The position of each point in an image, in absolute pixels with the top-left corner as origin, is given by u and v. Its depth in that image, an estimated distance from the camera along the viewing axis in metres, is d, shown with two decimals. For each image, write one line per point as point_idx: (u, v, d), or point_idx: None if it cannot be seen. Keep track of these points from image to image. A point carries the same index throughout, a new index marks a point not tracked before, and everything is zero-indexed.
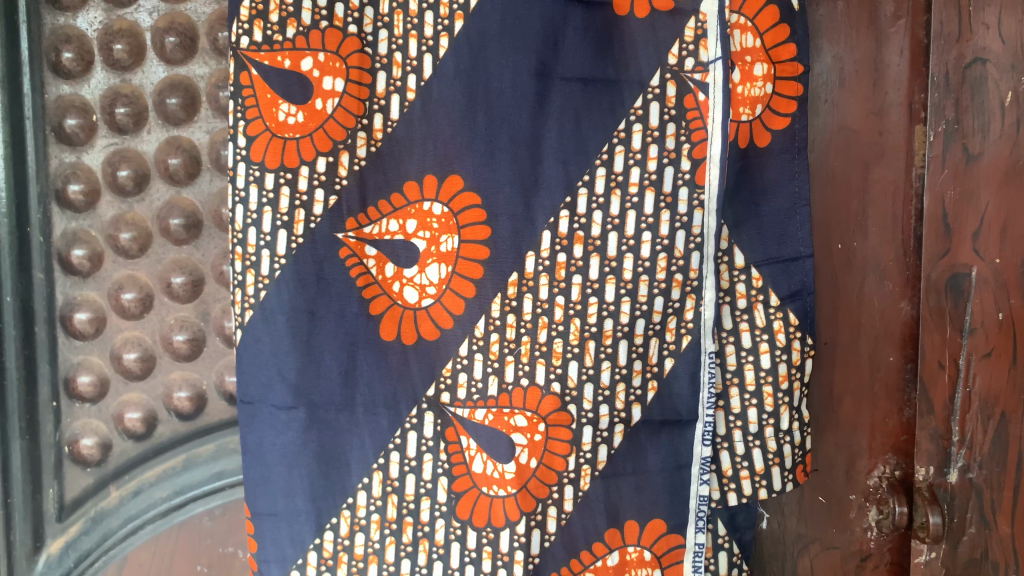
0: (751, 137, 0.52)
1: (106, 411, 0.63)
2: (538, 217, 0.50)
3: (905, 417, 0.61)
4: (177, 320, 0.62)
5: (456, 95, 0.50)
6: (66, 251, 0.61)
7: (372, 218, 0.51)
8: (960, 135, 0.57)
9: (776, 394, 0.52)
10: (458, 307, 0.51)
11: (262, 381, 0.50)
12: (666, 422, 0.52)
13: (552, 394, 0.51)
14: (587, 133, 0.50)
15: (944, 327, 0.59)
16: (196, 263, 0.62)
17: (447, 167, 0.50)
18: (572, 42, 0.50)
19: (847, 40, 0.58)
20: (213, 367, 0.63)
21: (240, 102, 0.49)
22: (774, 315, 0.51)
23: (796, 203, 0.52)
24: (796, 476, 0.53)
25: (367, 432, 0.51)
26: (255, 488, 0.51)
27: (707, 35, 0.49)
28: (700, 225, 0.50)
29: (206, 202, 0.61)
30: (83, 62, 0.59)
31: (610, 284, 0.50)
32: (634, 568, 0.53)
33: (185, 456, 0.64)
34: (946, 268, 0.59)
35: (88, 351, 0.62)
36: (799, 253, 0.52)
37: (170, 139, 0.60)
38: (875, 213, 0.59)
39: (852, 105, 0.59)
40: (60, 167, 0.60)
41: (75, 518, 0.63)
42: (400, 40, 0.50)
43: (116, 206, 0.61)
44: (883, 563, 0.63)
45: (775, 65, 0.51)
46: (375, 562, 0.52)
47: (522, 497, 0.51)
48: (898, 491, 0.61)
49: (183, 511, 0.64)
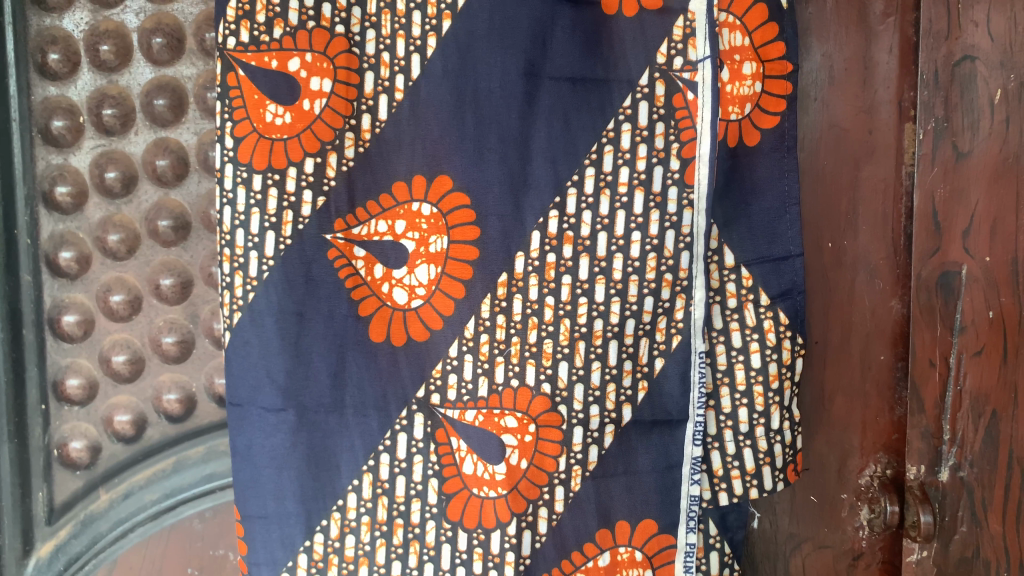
0: (740, 135, 0.52)
1: (95, 414, 0.63)
2: (527, 217, 0.50)
3: (896, 416, 0.61)
4: (166, 322, 0.62)
5: (444, 95, 0.50)
6: (53, 254, 0.60)
7: (360, 219, 0.50)
8: (949, 133, 0.57)
9: (767, 394, 0.52)
10: (447, 308, 0.51)
11: (250, 384, 0.50)
12: (656, 422, 0.51)
13: (542, 395, 0.50)
14: (576, 132, 0.50)
15: (934, 326, 0.58)
16: (185, 265, 0.62)
17: (435, 167, 0.50)
18: (560, 41, 0.50)
19: (837, 38, 0.59)
20: (202, 369, 0.63)
21: (227, 103, 0.48)
22: (764, 314, 0.51)
23: (786, 202, 0.52)
24: (788, 475, 0.53)
25: (357, 434, 0.51)
26: (244, 491, 0.51)
27: (695, 34, 0.49)
28: (690, 224, 0.50)
29: (195, 204, 0.61)
30: (69, 63, 0.59)
31: (599, 284, 0.50)
32: (626, 568, 0.53)
33: (175, 458, 0.63)
34: (936, 266, 0.58)
35: (76, 354, 0.62)
36: (789, 252, 0.52)
37: (158, 140, 0.60)
38: (866, 212, 0.60)
39: (842, 103, 0.59)
40: (47, 169, 0.59)
41: (64, 522, 0.62)
42: (387, 40, 0.50)
43: (103, 208, 0.60)
44: (875, 562, 0.63)
45: (764, 64, 0.51)
46: (365, 563, 0.52)
47: (513, 497, 0.51)
48: (889, 490, 0.61)
49: (173, 514, 0.64)
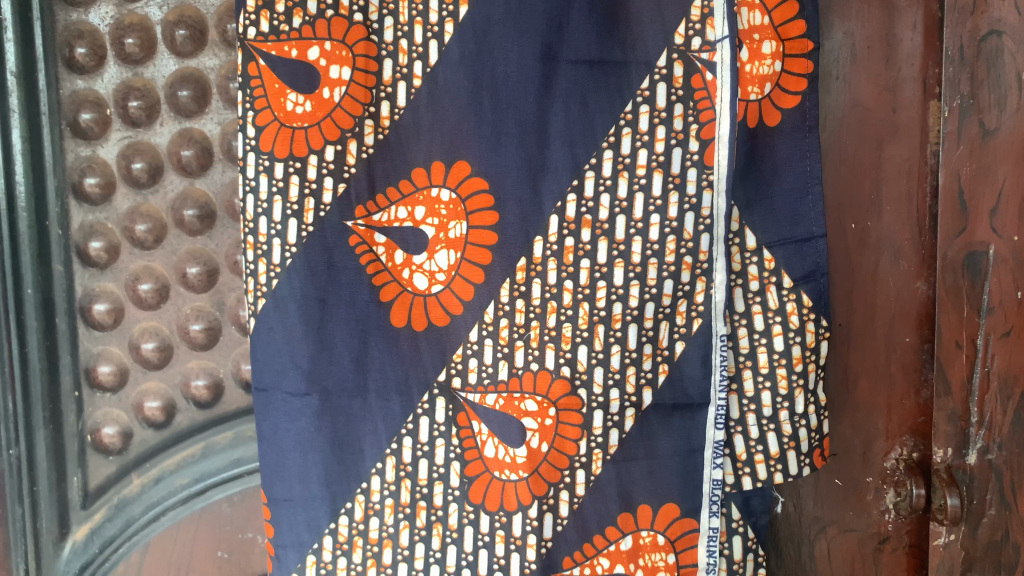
0: (760, 116, 0.51)
1: (126, 401, 0.64)
2: (545, 201, 0.50)
3: (922, 399, 0.61)
4: (193, 310, 0.63)
5: (461, 81, 0.50)
6: (83, 244, 0.61)
7: (381, 206, 0.51)
8: (975, 110, 0.57)
9: (791, 376, 0.51)
10: (467, 293, 0.51)
11: (275, 368, 0.51)
12: (677, 406, 0.51)
13: (562, 378, 0.51)
14: (594, 115, 0.50)
15: (961, 308, 0.59)
16: (210, 253, 0.63)
17: (454, 153, 0.50)
18: (577, 24, 0.50)
19: (859, 16, 0.58)
20: (229, 356, 0.64)
21: (248, 93, 0.49)
22: (787, 297, 0.51)
23: (807, 182, 0.51)
24: (814, 460, 0.52)
25: (380, 418, 0.52)
26: (270, 474, 0.52)
27: (713, 14, 0.49)
28: (710, 206, 0.49)
29: (219, 193, 0.62)
30: (95, 57, 0.59)
31: (618, 267, 0.50)
32: (648, 553, 0.52)
33: (204, 443, 0.65)
34: (963, 247, 0.58)
35: (107, 342, 0.63)
36: (812, 233, 0.51)
37: (183, 131, 0.61)
38: (889, 192, 0.59)
39: (865, 82, 0.58)
40: (76, 160, 0.61)
41: (99, 505, 0.64)
42: (405, 27, 0.50)
43: (131, 198, 0.62)
44: (901, 545, 0.63)
45: (784, 43, 0.50)
46: (389, 546, 0.52)
47: (534, 481, 0.51)
48: (916, 473, 0.61)
49: (203, 498, 0.65)
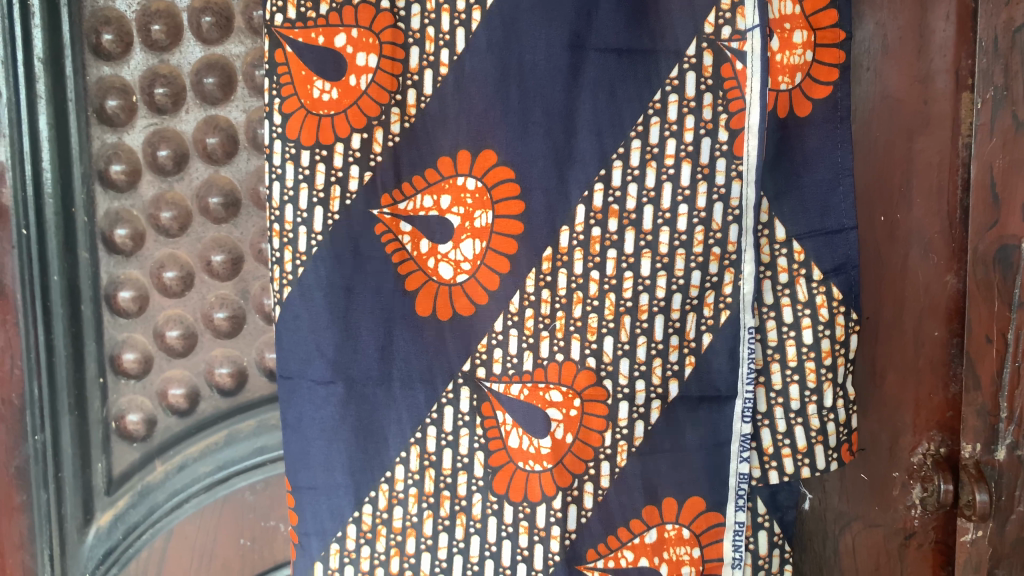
0: (790, 105, 0.50)
1: (150, 388, 0.65)
2: (572, 190, 0.50)
3: (951, 393, 0.61)
4: (217, 298, 0.64)
5: (488, 69, 0.50)
6: (109, 231, 0.62)
7: (407, 194, 0.51)
8: (1009, 102, 0.57)
9: (819, 369, 0.50)
10: (492, 282, 0.51)
11: (301, 356, 0.51)
12: (704, 398, 0.51)
13: (587, 369, 0.51)
14: (622, 104, 0.49)
15: (991, 301, 0.58)
16: (235, 241, 0.63)
17: (481, 141, 0.50)
18: (606, 12, 0.49)
19: (891, 7, 0.57)
20: (253, 344, 0.65)
21: (275, 80, 0.49)
22: (817, 289, 0.50)
23: (838, 173, 0.50)
24: (841, 455, 0.51)
25: (404, 407, 0.52)
26: (294, 463, 0.52)
27: (744, 3, 0.48)
28: (739, 196, 0.49)
29: (244, 180, 0.62)
30: (122, 43, 0.59)
31: (645, 258, 0.50)
32: (672, 546, 0.52)
33: (227, 432, 0.65)
34: (994, 240, 0.58)
35: (133, 329, 0.64)
36: (842, 225, 0.50)
37: (208, 118, 0.61)
38: (920, 184, 0.59)
39: (896, 73, 0.58)
40: (102, 147, 0.61)
41: (123, 492, 0.64)
42: (432, 14, 0.50)
43: (156, 186, 0.62)
44: (928, 541, 0.63)
45: (815, 32, 0.50)
46: (413, 535, 0.52)
47: (558, 472, 0.51)
48: (943, 468, 0.61)
49: (226, 485, 0.66)
